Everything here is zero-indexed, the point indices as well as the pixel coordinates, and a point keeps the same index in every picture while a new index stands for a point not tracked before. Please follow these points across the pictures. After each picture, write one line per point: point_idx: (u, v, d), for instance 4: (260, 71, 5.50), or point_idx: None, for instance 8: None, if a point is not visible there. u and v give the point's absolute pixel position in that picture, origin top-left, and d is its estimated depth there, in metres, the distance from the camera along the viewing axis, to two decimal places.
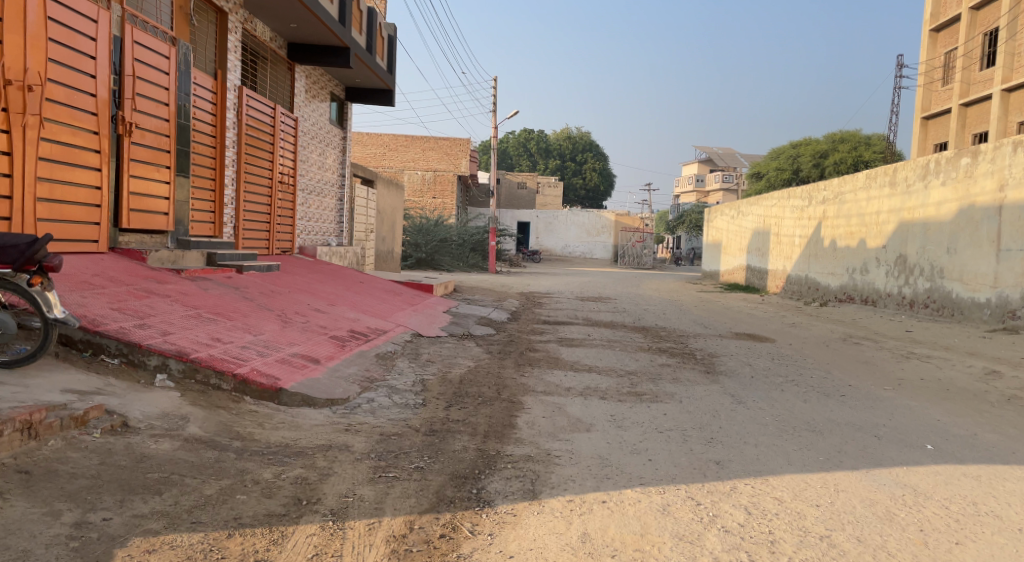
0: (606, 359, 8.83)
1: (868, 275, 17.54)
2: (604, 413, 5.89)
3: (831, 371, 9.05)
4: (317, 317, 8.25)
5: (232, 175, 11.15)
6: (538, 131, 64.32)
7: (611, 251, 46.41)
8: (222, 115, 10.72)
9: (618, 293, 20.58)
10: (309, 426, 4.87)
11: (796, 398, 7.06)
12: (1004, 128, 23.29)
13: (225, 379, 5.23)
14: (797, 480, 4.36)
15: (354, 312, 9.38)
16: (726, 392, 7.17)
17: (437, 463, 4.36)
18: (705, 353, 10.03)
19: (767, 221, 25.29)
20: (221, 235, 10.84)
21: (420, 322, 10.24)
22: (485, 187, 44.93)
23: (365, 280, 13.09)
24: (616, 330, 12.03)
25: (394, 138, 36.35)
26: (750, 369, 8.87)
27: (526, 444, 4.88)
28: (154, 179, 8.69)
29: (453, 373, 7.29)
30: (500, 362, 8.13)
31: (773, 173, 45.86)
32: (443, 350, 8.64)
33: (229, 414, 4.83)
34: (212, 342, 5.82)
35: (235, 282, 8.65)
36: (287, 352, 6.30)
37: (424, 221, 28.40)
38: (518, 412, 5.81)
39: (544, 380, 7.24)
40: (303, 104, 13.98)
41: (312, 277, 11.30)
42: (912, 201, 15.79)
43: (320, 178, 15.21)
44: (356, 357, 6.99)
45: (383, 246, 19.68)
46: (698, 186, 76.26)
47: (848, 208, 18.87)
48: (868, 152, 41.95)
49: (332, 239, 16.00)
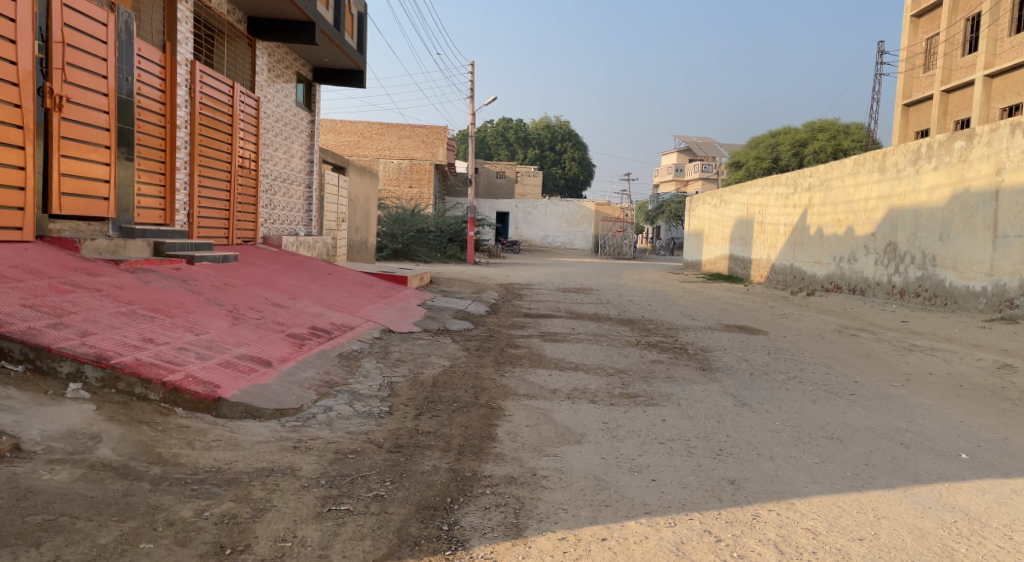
0: (592, 356, 8.13)
1: (856, 263, 17.01)
2: (595, 421, 5.18)
3: (833, 367, 8.41)
4: (274, 313, 7.45)
5: (185, 159, 10.30)
6: (517, 120, 63.53)
7: (592, 241, 45.75)
8: (172, 93, 9.85)
9: (600, 283, 19.92)
10: (250, 444, 4.11)
11: (803, 398, 6.39)
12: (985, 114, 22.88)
13: (153, 388, 4.45)
14: (830, 505, 3.67)
15: (318, 306, 8.59)
16: (727, 393, 6.48)
17: (400, 489, 3.61)
18: (697, 348, 9.35)
19: (750, 209, 24.74)
20: (173, 223, 9.99)
21: (391, 317, 9.46)
22: (464, 176, 43.90)
23: (334, 272, 12.27)
24: (601, 323, 11.33)
25: (369, 126, 35.36)
26: (747, 365, 8.22)
27: (509, 463, 4.15)
28: (91, 159, 7.85)
29: (425, 375, 6.54)
30: (477, 361, 7.39)
31: (752, 162, 45.40)
32: (415, 348, 7.88)
33: (153, 431, 4.06)
34: (142, 344, 5.03)
35: (184, 274, 7.83)
36: (234, 354, 5.52)
37: (400, 211, 27.59)
38: (498, 421, 5.07)
39: (526, 382, 6.51)
40: (265, 84, 13.11)
41: (275, 269, 10.48)
42: (903, 186, 15.24)
43: (287, 165, 14.34)
44: (315, 358, 6.22)
45: (357, 236, 18.84)
46: (677, 176, 75.72)
47: (835, 194, 18.31)
48: (846, 141, 41.60)
49: (301, 228, 15.14)
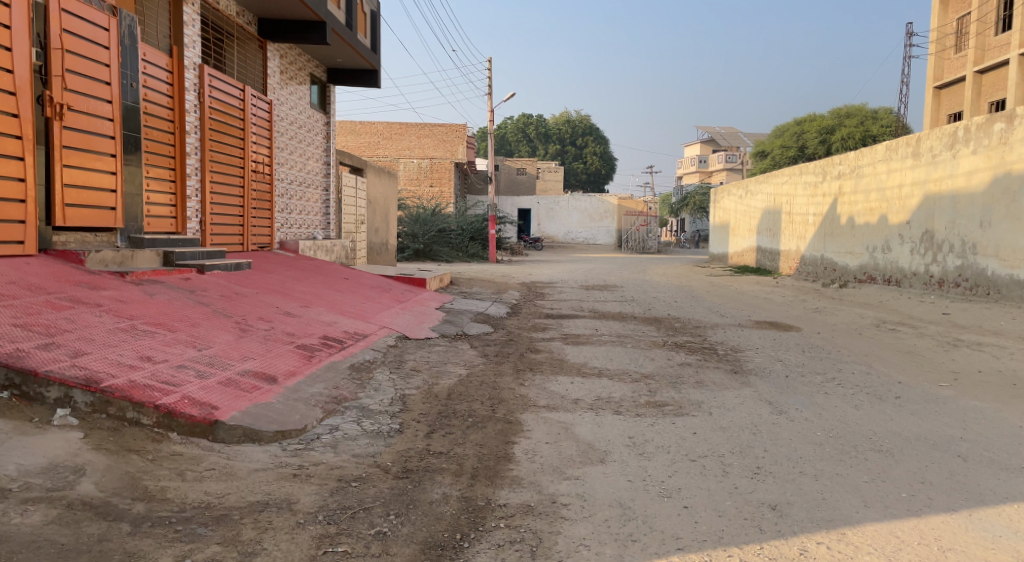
0: (617, 360, 7.75)
1: (891, 253, 16.41)
2: (621, 435, 4.81)
3: (873, 366, 7.95)
4: (284, 323, 7.17)
5: (196, 165, 10.07)
6: (537, 116, 63.10)
7: (615, 236, 45.15)
8: (180, 98, 9.61)
9: (624, 280, 19.49)
10: (245, 474, 3.80)
11: (844, 404, 5.96)
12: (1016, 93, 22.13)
13: (146, 412, 4.15)
14: (886, 535, 3.31)
15: (331, 314, 8.30)
16: (761, 399, 6.07)
17: (407, 526, 3.30)
18: (727, 348, 8.93)
19: (777, 200, 24.10)
20: (185, 231, 9.77)
21: (407, 322, 9.16)
22: (485, 174, 43.55)
23: (351, 276, 12.00)
24: (625, 323, 10.94)
25: (387, 126, 35.13)
26: (781, 365, 7.79)
27: (526, 488, 3.80)
28: (96, 168, 7.62)
29: (440, 385, 6.21)
30: (496, 368, 7.04)
31: (778, 151, 44.55)
32: (432, 356, 7.56)
33: (143, 460, 3.76)
34: (138, 363, 4.75)
35: (193, 285, 7.58)
36: (237, 370, 5.23)
37: (421, 211, 27.19)
38: (516, 438, 4.73)
39: (547, 391, 6.15)
40: (278, 86, 12.86)
41: (289, 275, 10.23)
42: (939, 172, 14.62)
43: (302, 168, 14.10)
44: (324, 371, 5.91)
45: (377, 238, 18.59)
46: (700, 167, 74.69)
47: (866, 182, 17.68)
48: (874, 126, 40.68)
49: (319, 232, 14.90)
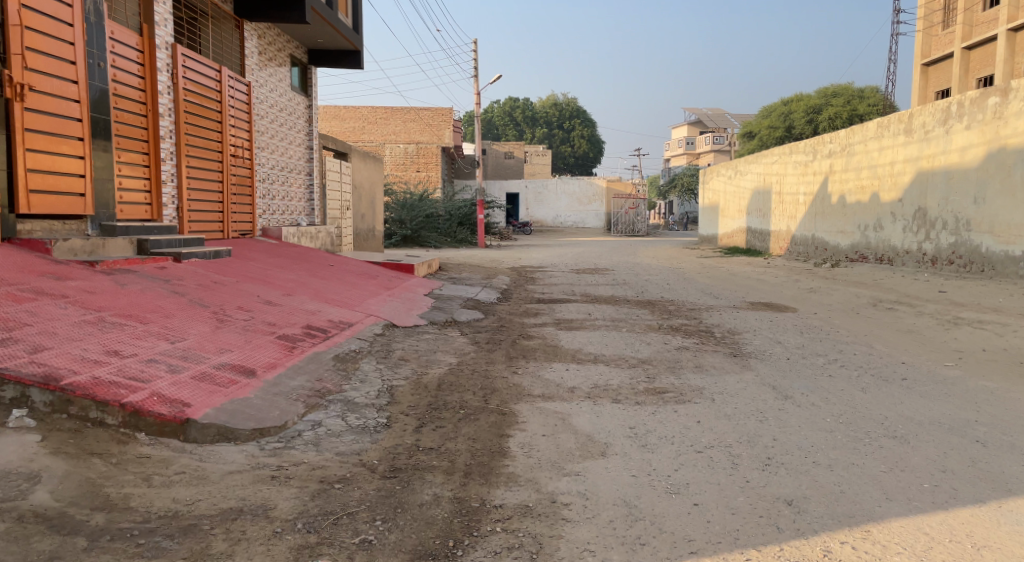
0: (612, 344, 7.50)
1: (883, 231, 16.22)
2: (621, 426, 4.54)
3: (874, 346, 7.73)
4: (264, 312, 6.85)
5: (171, 149, 9.71)
6: (523, 99, 62.60)
7: (604, 219, 44.86)
8: (153, 79, 9.23)
9: (615, 263, 19.24)
10: (219, 477, 3.50)
11: (851, 387, 5.72)
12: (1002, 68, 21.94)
13: (110, 412, 3.83)
14: (913, 531, 3.07)
15: (315, 302, 8.00)
16: (764, 383, 5.82)
17: (394, 533, 3.04)
18: (724, 330, 8.69)
19: (767, 180, 23.88)
20: (161, 218, 9.41)
21: (395, 310, 8.85)
22: (471, 158, 43.10)
23: (336, 263, 11.67)
24: (618, 306, 10.68)
25: (372, 110, 34.63)
26: (781, 347, 7.56)
27: (524, 486, 3.53)
28: (63, 152, 7.27)
29: (430, 375, 5.93)
30: (487, 356, 6.76)
31: (765, 131, 44.31)
32: (420, 344, 7.27)
33: (105, 464, 3.46)
34: (104, 359, 4.44)
35: (168, 274, 7.24)
36: (212, 364, 4.92)
37: (408, 197, 26.74)
38: (510, 431, 4.45)
39: (541, 379, 5.87)
40: (256, 67, 12.45)
41: (272, 262, 9.90)
42: (932, 148, 14.40)
43: (283, 153, 13.71)
44: (307, 362, 5.60)
45: (363, 224, 18.21)
46: (688, 149, 74.36)
47: (857, 160, 17.44)
48: (861, 105, 40.51)
49: (303, 218, 14.53)
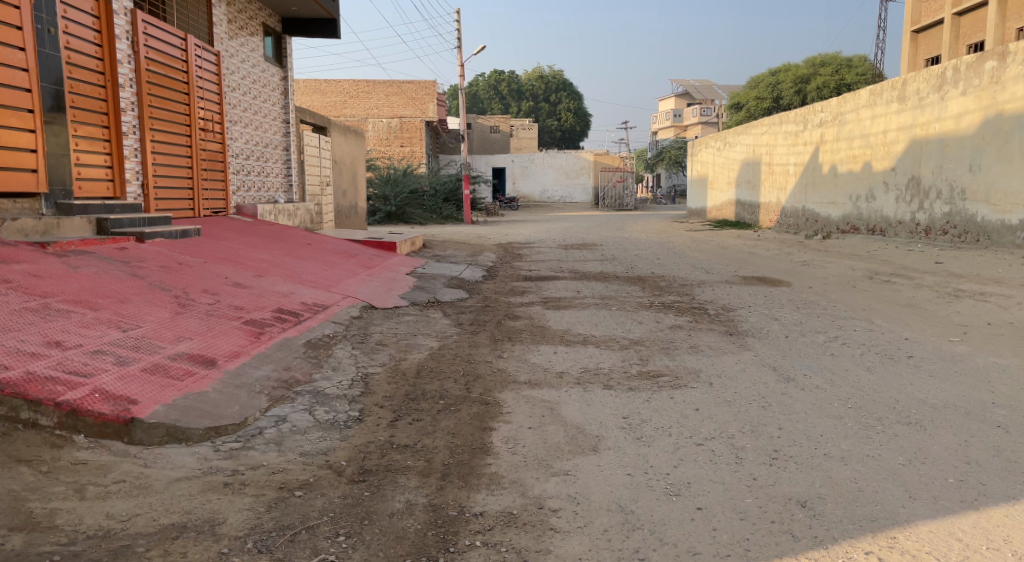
0: (602, 324, 7.13)
1: (876, 202, 15.91)
2: (614, 416, 4.18)
3: (875, 322, 7.40)
4: (232, 295, 6.44)
5: (134, 122, 9.22)
6: (509, 73, 61.76)
7: (591, 193, 44.37)
8: (110, 47, 8.72)
9: (603, 238, 18.87)
10: (163, 486, 3.11)
11: (856, 366, 5.37)
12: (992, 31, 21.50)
13: (44, 412, 3.43)
14: (945, 538, 2.73)
15: (289, 283, 7.58)
16: (764, 364, 5.47)
17: (359, 551, 2.67)
18: (718, 307, 8.33)
19: (756, 151, 23.48)
20: (124, 195, 8.96)
21: (374, 290, 8.45)
22: (456, 133, 42.42)
23: (314, 242, 11.22)
24: (607, 283, 10.30)
25: (354, 84, 33.94)
26: (778, 325, 7.22)
27: (507, 489, 3.16)
28: (9, 125, 6.87)
29: (408, 361, 5.54)
30: (471, 339, 6.37)
31: (752, 102, 43.84)
32: (400, 327, 6.88)
33: (33, 474, 3.07)
34: (43, 351, 4.03)
35: (129, 255, 6.81)
36: (168, 354, 4.51)
37: (392, 172, 26.19)
38: (494, 424, 4.09)
39: (527, 365, 5.50)
40: (225, 36, 11.91)
41: (244, 241, 9.45)
42: (926, 115, 14.02)
43: (258, 128, 13.18)
44: (275, 350, 5.19)
45: (345, 201, 17.70)
46: (675, 121, 73.72)
47: (849, 129, 17.07)
48: (850, 74, 40.08)
49: (280, 195, 14.04)
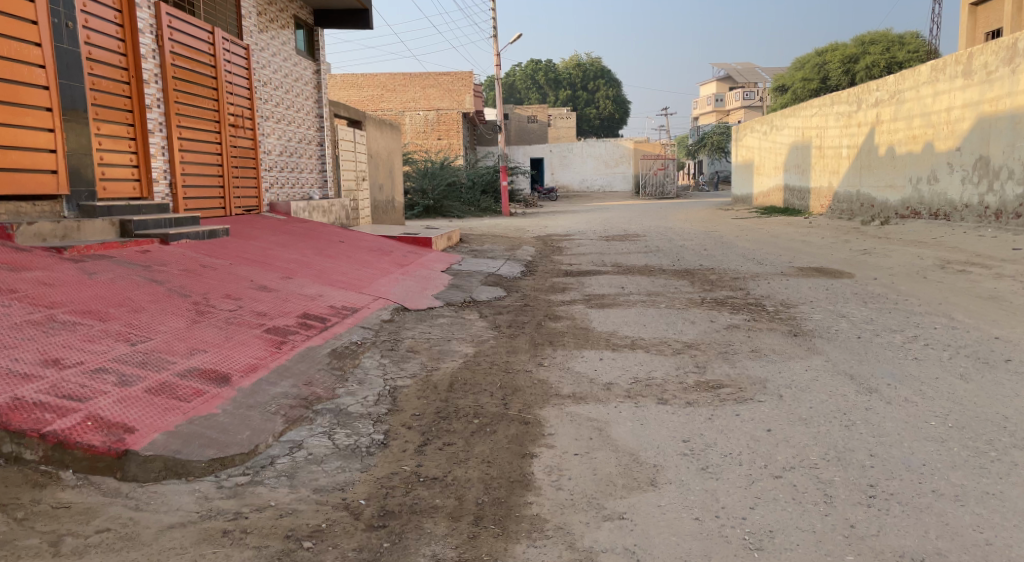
0: (651, 325, 6.58)
1: (938, 184, 14.99)
2: (672, 439, 3.66)
3: (955, 317, 6.71)
4: (256, 300, 6.04)
5: (160, 118, 8.91)
6: (546, 62, 60.99)
7: (632, 181, 43.48)
8: (134, 42, 8.40)
9: (646, 228, 18.21)
10: (153, 536, 2.70)
11: (948, 374, 4.74)
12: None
13: (29, 445, 3.03)
14: None
15: (317, 285, 7.17)
16: (840, 372, 4.87)
17: None
18: (777, 303, 7.71)
19: (806, 134, 22.50)
20: (152, 196, 8.65)
21: (407, 290, 8.01)
22: (493, 123, 41.89)
23: (347, 239, 10.84)
24: (654, 277, 9.72)
25: (390, 77, 33.62)
26: (847, 323, 6.58)
27: (551, 539, 2.71)
28: (27, 125, 6.57)
29: (441, 372, 5.06)
30: (509, 344, 5.87)
31: (798, 84, 42.47)
32: (434, 331, 6.41)
33: (6, 523, 2.68)
34: (37, 372, 3.62)
35: (150, 259, 6.46)
36: (177, 370, 4.08)
37: (429, 165, 25.77)
38: (534, 450, 3.60)
39: (571, 375, 4.99)
40: (255, 29, 11.57)
41: (274, 240, 9.09)
42: (995, 90, 13.07)
43: (291, 122, 12.84)
44: (295, 362, 4.75)
45: (381, 195, 17.33)
46: (717, 106, 72.11)
47: (908, 108, 16.12)
48: (901, 52, 38.58)
49: (315, 191, 13.69)
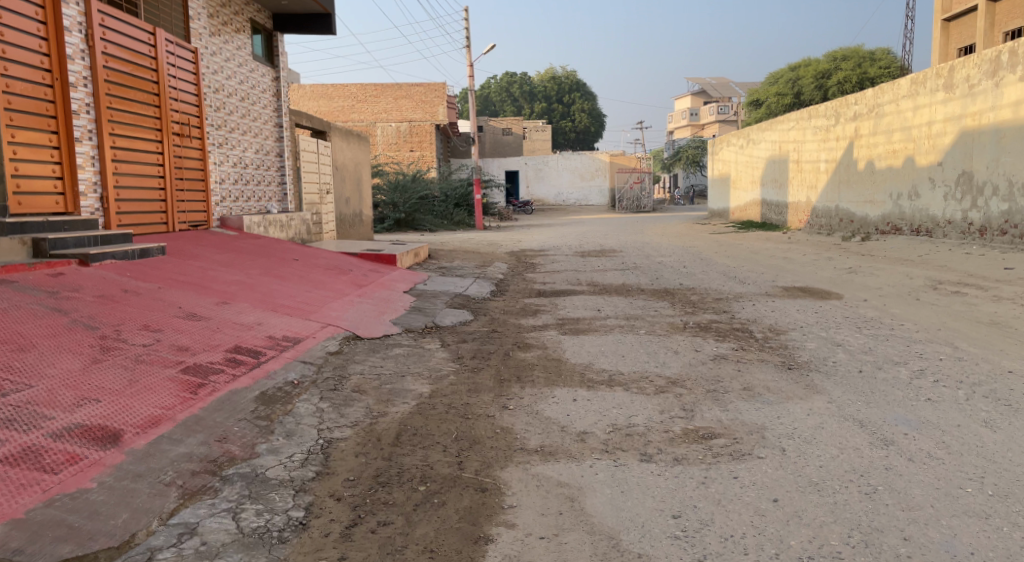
0: (631, 357, 5.90)
1: (919, 199, 14.58)
2: (659, 513, 3.02)
3: (959, 347, 6.11)
4: (180, 331, 5.26)
5: (90, 125, 8.09)
6: (521, 75, 60.57)
7: (608, 195, 43.03)
8: (57, 41, 7.60)
9: (623, 243, 17.58)
10: None
11: (970, 421, 4.11)
12: (998, 20, 20.58)
13: None
14: None
15: (258, 311, 6.40)
16: (847, 417, 4.22)
17: None
18: (765, 329, 7.08)
19: (783, 147, 22.10)
20: (79, 211, 7.83)
21: (362, 315, 7.26)
22: (467, 136, 41.23)
23: (303, 256, 10.05)
24: (632, 298, 9.07)
25: (362, 88, 32.75)
26: (844, 353, 5.95)
27: None
28: None
29: (388, 418, 4.33)
30: (471, 382, 5.14)
31: (772, 99, 42.36)
32: (387, 363, 5.68)
33: None
34: None
35: (61, 282, 5.65)
36: (52, 429, 3.30)
37: (400, 177, 25.01)
38: (491, 532, 2.92)
39: (540, 421, 4.29)
40: (206, 32, 10.80)
41: (218, 259, 8.28)
42: (977, 104, 12.66)
43: (247, 132, 12.04)
44: (212, 411, 3.99)
45: (347, 209, 16.52)
46: (692, 121, 72.09)
47: (887, 122, 15.71)
48: (872, 68, 38.70)
49: (273, 205, 12.88)
